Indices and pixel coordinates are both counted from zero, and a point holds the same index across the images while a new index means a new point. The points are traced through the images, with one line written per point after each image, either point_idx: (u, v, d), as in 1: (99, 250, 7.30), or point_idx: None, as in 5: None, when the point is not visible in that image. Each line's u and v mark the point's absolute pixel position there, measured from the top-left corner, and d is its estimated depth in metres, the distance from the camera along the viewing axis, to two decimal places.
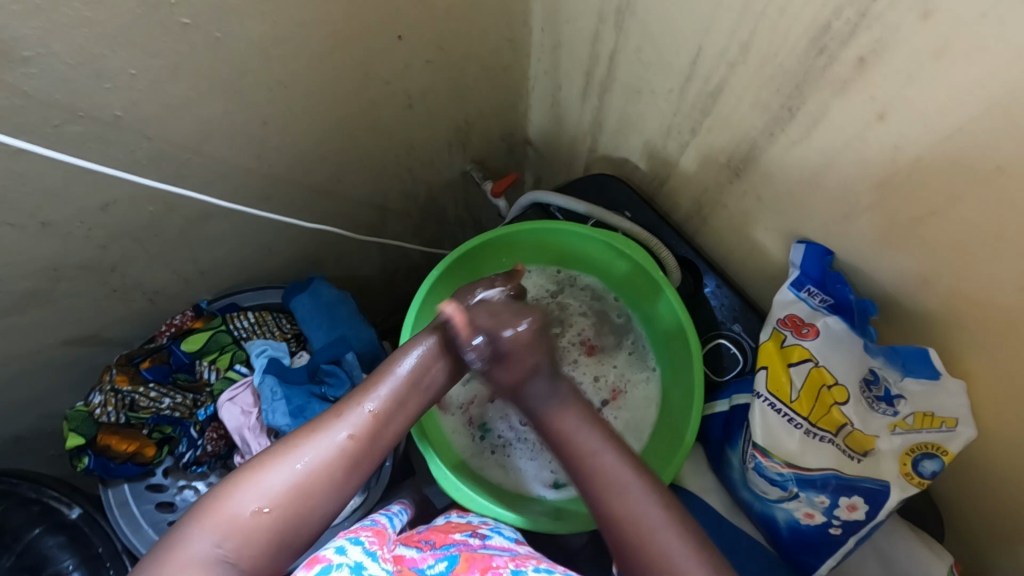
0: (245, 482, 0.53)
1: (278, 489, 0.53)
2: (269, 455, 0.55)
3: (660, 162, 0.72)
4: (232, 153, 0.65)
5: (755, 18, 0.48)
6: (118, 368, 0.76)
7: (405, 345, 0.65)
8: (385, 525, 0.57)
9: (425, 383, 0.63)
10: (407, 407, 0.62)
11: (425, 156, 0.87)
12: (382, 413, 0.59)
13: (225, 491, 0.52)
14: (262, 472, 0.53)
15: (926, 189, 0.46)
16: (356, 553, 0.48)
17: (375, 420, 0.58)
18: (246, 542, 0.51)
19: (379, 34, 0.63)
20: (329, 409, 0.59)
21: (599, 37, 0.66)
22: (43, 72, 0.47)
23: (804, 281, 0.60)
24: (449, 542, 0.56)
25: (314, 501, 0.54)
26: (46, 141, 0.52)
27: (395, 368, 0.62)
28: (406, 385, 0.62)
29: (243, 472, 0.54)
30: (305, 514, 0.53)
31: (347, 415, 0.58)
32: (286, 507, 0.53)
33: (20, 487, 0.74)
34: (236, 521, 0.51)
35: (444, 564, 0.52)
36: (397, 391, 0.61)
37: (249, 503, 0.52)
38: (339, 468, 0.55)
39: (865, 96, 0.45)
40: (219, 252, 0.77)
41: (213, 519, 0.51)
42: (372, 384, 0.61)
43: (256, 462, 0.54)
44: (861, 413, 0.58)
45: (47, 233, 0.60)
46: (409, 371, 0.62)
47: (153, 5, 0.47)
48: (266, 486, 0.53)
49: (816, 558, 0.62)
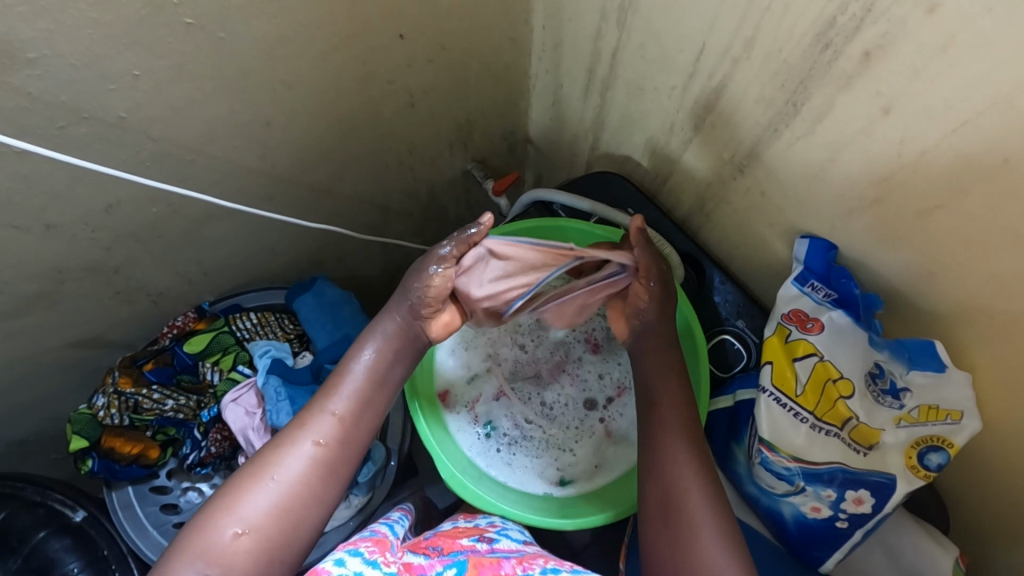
0: (221, 509, 0.52)
1: (256, 508, 0.53)
2: (239, 480, 0.55)
3: (662, 159, 0.72)
4: (235, 153, 0.65)
5: (759, 14, 0.48)
6: (121, 369, 0.75)
7: (356, 347, 0.65)
8: (385, 534, 0.57)
9: (386, 379, 0.64)
10: (373, 403, 0.62)
11: (427, 155, 0.87)
12: (346, 416, 0.59)
13: (201, 524, 0.52)
14: (236, 497, 0.53)
15: (932, 182, 0.47)
16: (355, 564, 0.48)
17: (342, 424, 0.59)
18: (233, 566, 0.50)
19: (380, 33, 0.63)
20: (291, 424, 0.59)
21: (601, 34, 0.66)
22: (48, 73, 0.47)
23: (807, 277, 0.60)
24: (456, 549, 0.55)
25: (294, 514, 0.54)
26: (50, 143, 0.52)
27: (350, 370, 0.62)
28: (365, 384, 0.62)
29: (217, 501, 0.53)
30: (290, 528, 0.53)
31: (311, 425, 0.58)
32: (268, 523, 0.52)
33: (25, 490, 0.73)
34: (219, 548, 0.50)
35: (453, 569, 0.51)
36: (359, 391, 0.61)
37: (229, 528, 0.51)
38: (316, 478, 0.56)
39: (871, 91, 0.45)
40: (222, 253, 0.77)
41: (194, 552, 0.50)
42: (331, 391, 0.61)
43: (227, 487, 0.54)
44: (867, 407, 0.58)
45: (51, 236, 0.60)
46: (365, 370, 0.62)
47: (158, 6, 0.47)
48: (242, 508, 0.52)
49: (822, 551, 0.62)
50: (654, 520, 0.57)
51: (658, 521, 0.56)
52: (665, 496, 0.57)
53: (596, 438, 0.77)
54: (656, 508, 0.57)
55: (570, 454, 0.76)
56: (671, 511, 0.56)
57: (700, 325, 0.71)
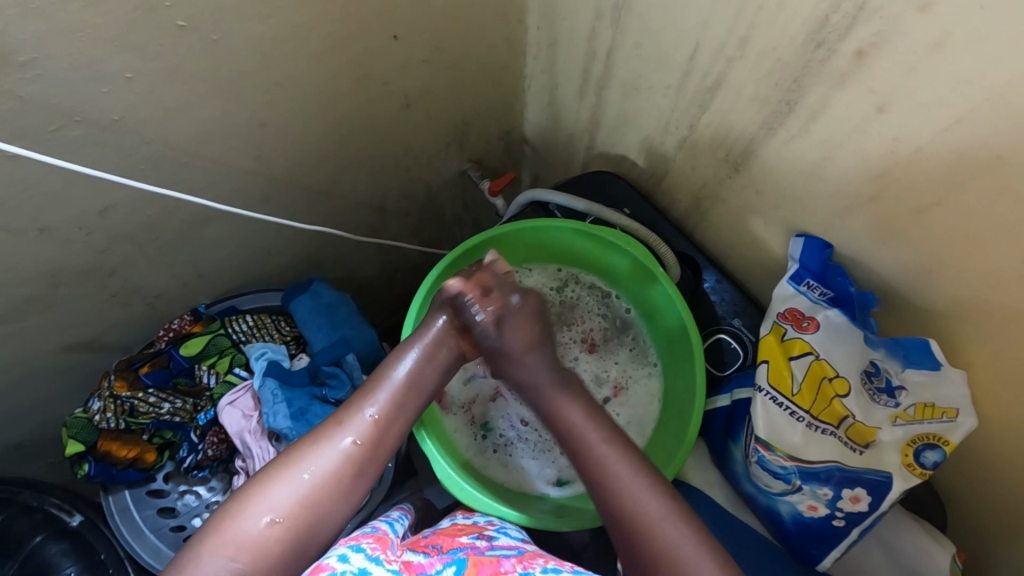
0: (254, 496, 0.53)
1: (287, 499, 0.53)
2: (274, 468, 0.55)
3: (658, 158, 0.72)
4: (230, 155, 0.65)
5: (753, 13, 0.48)
6: (117, 373, 0.75)
7: (400, 348, 0.66)
8: (386, 531, 0.57)
9: (423, 385, 0.64)
10: (407, 408, 0.62)
11: (423, 155, 0.86)
12: (383, 417, 0.60)
13: (233, 511, 0.53)
14: (269, 485, 0.54)
15: (927, 179, 0.47)
16: (358, 560, 0.48)
17: (377, 425, 0.59)
18: (260, 555, 0.51)
19: (374, 34, 0.62)
20: (329, 419, 0.60)
21: (596, 34, 0.66)
22: (40, 76, 0.47)
23: (803, 275, 0.60)
24: (455, 547, 0.56)
25: (323, 509, 0.54)
26: (43, 146, 0.52)
27: (393, 371, 0.63)
28: (405, 388, 0.62)
29: (251, 487, 0.54)
30: (317, 522, 0.54)
31: (348, 423, 0.59)
32: (298, 516, 0.53)
33: (21, 495, 0.74)
34: (248, 535, 0.51)
35: (452, 568, 0.51)
36: (397, 395, 0.62)
37: (260, 517, 0.52)
38: (348, 475, 0.56)
39: (866, 88, 0.45)
40: (218, 255, 0.77)
41: (224, 536, 0.51)
42: (370, 390, 0.61)
43: (262, 475, 0.55)
44: (863, 406, 0.58)
45: (45, 239, 0.60)
46: (404, 374, 0.63)
47: (150, 7, 0.47)
48: (275, 498, 0.53)
49: (820, 550, 0.62)
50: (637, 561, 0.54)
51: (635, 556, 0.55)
52: (635, 533, 0.55)
53: None
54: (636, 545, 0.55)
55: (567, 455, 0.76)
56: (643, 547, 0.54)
57: (697, 324, 0.70)
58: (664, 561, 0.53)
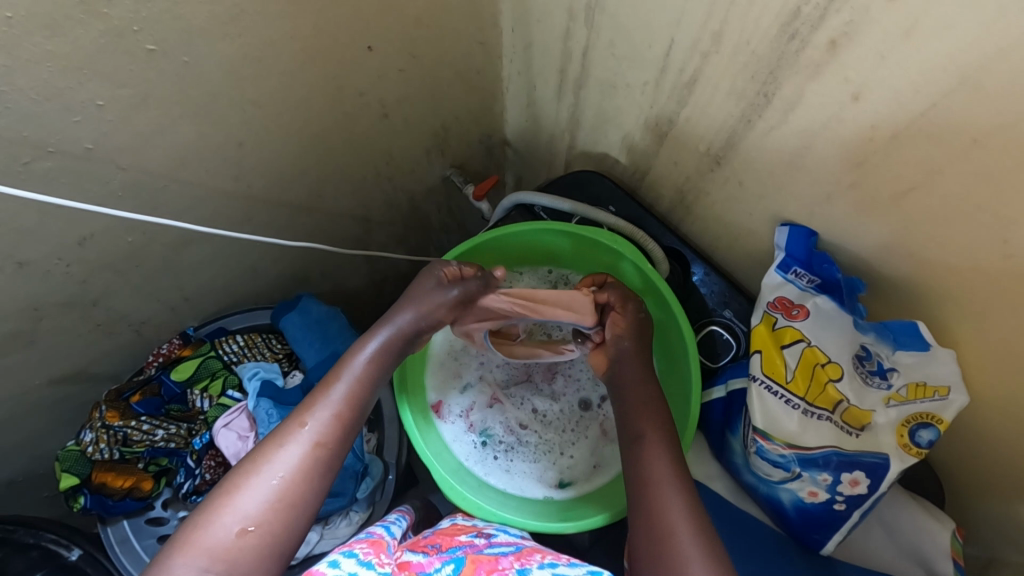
0: (224, 505, 0.53)
1: (259, 506, 0.54)
2: (241, 477, 0.56)
3: (639, 155, 0.73)
4: (208, 177, 0.64)
5: (724, 8, 0.48)
6: (108, 404, 0.74)
7: (355, 343, 0.67)
8: (381, 534, 0.56)
9: (381, 380, 0.66)
10: (365, 403, 0.63)
11: (404, 166, 0.86)
12: (343, 413, 0.61)
13: (203, 520, 0.53)
14: (239, 493, 0.54)
15: (904, 164, 0.47)
16: (350, 565, 0.48)
17: (339, 422, 0.60)
18: (236, 563, 0.51)
19: (347, 47, 0.62)
20: (289, 420, 0.60)
21: (570, 34, 0.66)
22: (9, 109, 0.46)
23: (790, 263, 0.61)
24: (454, 546, 0.56)
25: (293, 511, 0.55)
26: (17, 180, 0.51)
27: (350, 362, 0.65)
28: (363, 378, 0.64)
29: (218, 496, 0.54)
30: (290, 524, 0.55)
31: (310, 422, 0.59)
32: (269, 522, 0.53)
33: (17, 532, 0.71)
34: (222, 546, 0.51)
35: (451, 566, 0.51)
36: (356, 387, 0.63)
37: (231, 526, 0.52)
38: (316, 473, 0.57)
39: (840, 78, 0.45)
40: (202, 277, 0.76)
41: (197, 547, 0.51)
42: (327, 388, 0.63)
43: (230, 483, 0.55)
44: (856, 389, 0.59)
45: (23, 275, 0.59)
46: (361, 370, 0.64)
47: (118, 33, 0.46)
48: (246, 505, 0.53)
49: (823, 534, 0.62)
50: (643, 516, 0.58)
51: (642, 506, 0.59)
52: (646, 493, 0.59)
53: (593, 438, 0.77)
54: (645, 502, 0.58)
55: (567, 456, 0.76)
56: (651, 504, 0.58)
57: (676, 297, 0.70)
58: (659, 518, 0.57)
